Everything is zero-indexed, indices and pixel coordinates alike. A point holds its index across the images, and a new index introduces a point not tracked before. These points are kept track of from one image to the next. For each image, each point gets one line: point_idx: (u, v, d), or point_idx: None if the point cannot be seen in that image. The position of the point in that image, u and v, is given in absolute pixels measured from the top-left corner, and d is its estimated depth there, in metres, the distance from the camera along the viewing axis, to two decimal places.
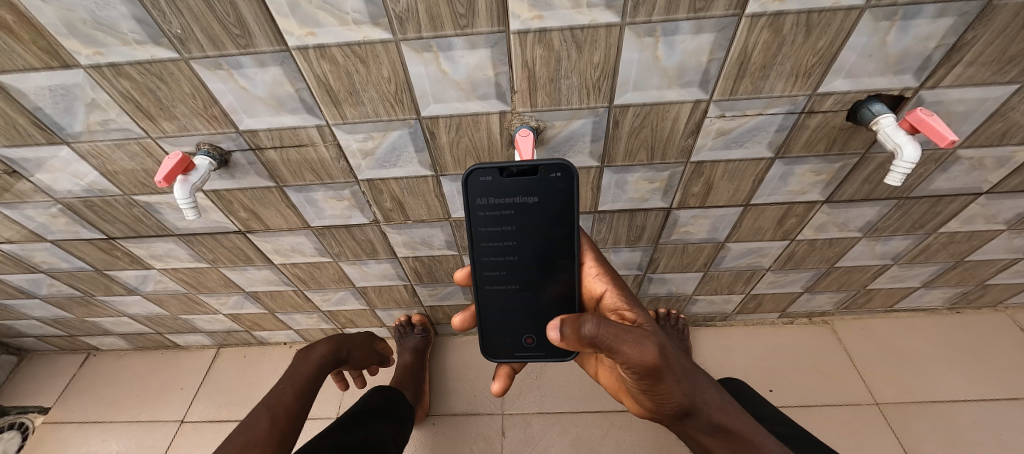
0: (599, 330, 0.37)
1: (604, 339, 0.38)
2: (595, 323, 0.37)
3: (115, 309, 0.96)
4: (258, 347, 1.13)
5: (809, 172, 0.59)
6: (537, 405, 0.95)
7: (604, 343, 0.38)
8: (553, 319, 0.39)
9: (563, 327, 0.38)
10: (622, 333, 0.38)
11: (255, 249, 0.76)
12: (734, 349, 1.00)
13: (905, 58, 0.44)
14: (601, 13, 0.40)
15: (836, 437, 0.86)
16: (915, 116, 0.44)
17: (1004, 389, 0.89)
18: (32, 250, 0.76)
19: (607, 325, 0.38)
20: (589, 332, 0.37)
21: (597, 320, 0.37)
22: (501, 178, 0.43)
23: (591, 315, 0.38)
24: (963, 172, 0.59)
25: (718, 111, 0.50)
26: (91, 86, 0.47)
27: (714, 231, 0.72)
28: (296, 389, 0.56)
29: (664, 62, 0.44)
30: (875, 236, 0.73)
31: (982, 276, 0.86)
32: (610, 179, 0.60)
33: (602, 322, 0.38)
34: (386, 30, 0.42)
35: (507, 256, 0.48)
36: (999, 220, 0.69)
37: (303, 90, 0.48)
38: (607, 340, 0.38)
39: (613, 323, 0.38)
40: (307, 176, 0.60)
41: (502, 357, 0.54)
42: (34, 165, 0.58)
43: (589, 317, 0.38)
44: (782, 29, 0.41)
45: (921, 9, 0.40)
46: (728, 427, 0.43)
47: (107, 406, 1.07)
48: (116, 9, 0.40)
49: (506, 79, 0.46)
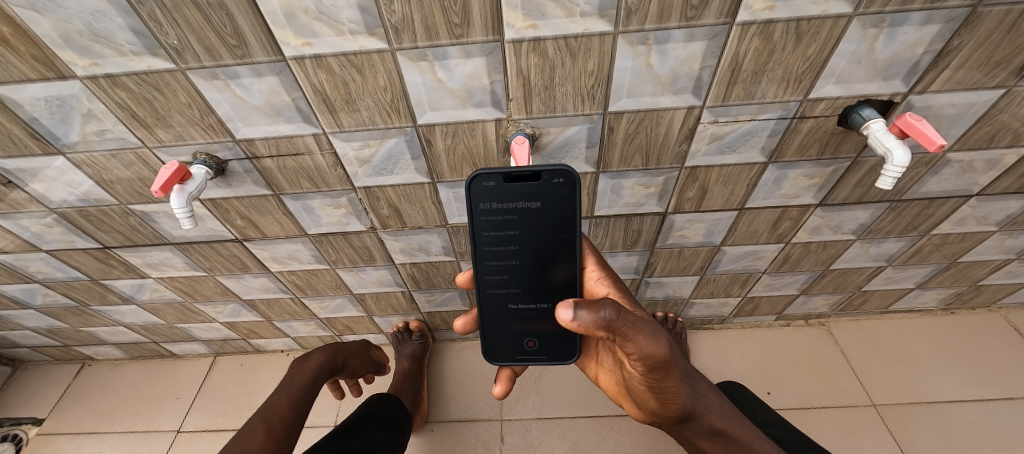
0: (618, 316, 0.37)
1: (619, 325, 0.37)
2: (614, 308, 0.37)
3: (110, 318, 0.95)
4: (255, 355, 1.12)
5: (802, 176, 0.60)
6: (536, 410, 0.95)
7: (619, 330, 0.37)
8: (567, 300, 0.38)
9: (578, 308, 0.37)
10: (638, 323, 0.37)
11: (252, 257, 0.76)
12: (731, 352, 1.00)
13: (894, 64, 0.45)
14: (594, 22, 0.40)
15: (835, 439, 0.86)
16: (904, 120, 0.45)
17: (1000, 389, 0.89)
18: (26, 260, 0.76)
19: (625, 313, 0.37)
20: (607, 317, 0.36)
21: (615, 305, 0.37)
22: (505, 183, 0.43)
23: (611, 301, 0.37)
24: (954, 175, 0.60)
25: (711, 117, 0.50)
26: (87, 96, 0.48)
27: (709, 235, 0.72)
28: (291, 399, 0.55)
29: (656, 69, 0.45)
30: (869, 238, 0.73)
31: (977, 277, 0.87)
32: (605, 185, 0.61)
33: (620, 309, 0.37)
34: (381, 40, 0.42)
35: (509, 260, 0.48)
36: (990, 221, 0.70)
37: (300, 99, 0.48)
38: (622, 328, 0.37)
39: (629, 312, 0.37)
40: (304, 183, 0.60)
41: (502, 361, 0.54)
42: (29, 175, 0.58)
43: (608, 302, 0.37)
44: (772, 36, 0.42)
45: (908, 16, 0.40)
46: (727, 432, 0.44)
47: (102, 416, 1.06)
48: (112, 20, 0.40)
49: (501, 87, 0.47)
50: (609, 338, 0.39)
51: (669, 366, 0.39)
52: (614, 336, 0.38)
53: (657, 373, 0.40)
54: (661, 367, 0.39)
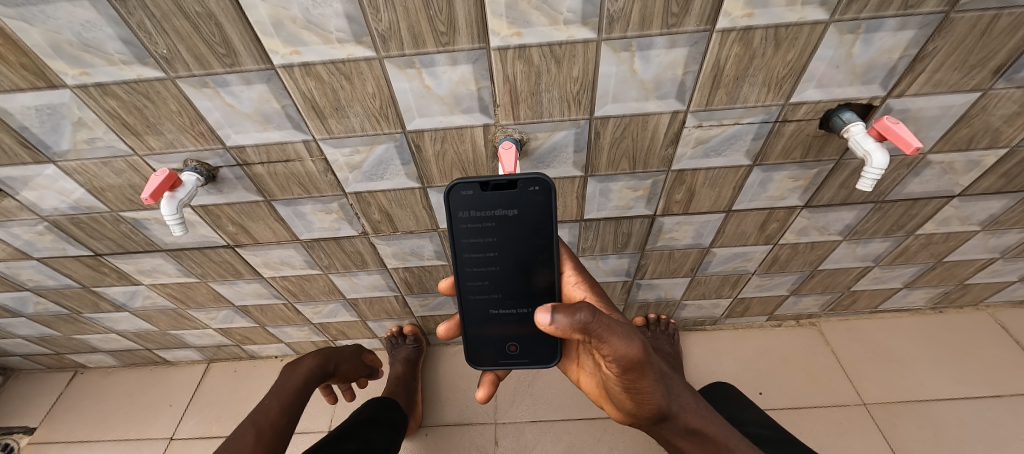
0: (594, 318, 0.37)
1: (594, 327, 0.37)
2: (589, 311, 0.37)
3: (102, 326, 0.95)
4: (249, 361, 1.12)
5: (788, 178, 0.61)
6: (529, 414, 0.95)
7: (594, 332, 0.38)
8: (545, 304, 0.38)
9: (555, 312, 0.38)
10: (613, 325, 0.38)
11: (245, 263, 0.77)
12: (724, 352, 1.01)
13: (871, 69, 0.46)
14: (578, 30, 0.41)
15: (825, 439, 0.87)
16: (882, 123, 0.46)
17: (988, 387, 0.90)
18: (18, 268, 0.76)
19: (600, 315, 0.37)
20: (583, 320, 0.37)
21: (591, 308, 0.37)
22: (483, 191, 0.44)
23: (586, 304, 0.38)
24: (935, 176, 0.61)
25: (695, 121, 0.51)
26: (78, 105, 0.48)
27: (699, 237, 0.73)
28: (282, 404, 0.55)
29: (640, 75, 0.46)
30: (855, 239, 0.74)
31: (963, 276, 0.88)
32: (594, 188, 0.61)
33: (595, 311, 0.37)
34: (369, 48, 0.42)
35: (489, 266, 0.48)
36: (973, 220, 0.71)
37: (290, 106, 0.49)
38: (597, 329, 0.38)
39: (604, 314, 0.38)
40: (295, 190, 0.61)
41: (486, 365, 0.54)
42: (20, 184, 0.58)
43: (584, 305, 0.37)
44: (752, 43, 0.43)
45: (883, 23, 0.42)
46: (703, 431, 0.45)
47: (94, 424, 1.05)
48: (103, 30, 0.41)
49: (488, 93, 0.48)
50: (586, 340, 0.40)
51: (643, 367, 0.39)
52: (590, 338, 0.39)
53: (631, 374, 0.40)
54: (636, 367, 0.39)
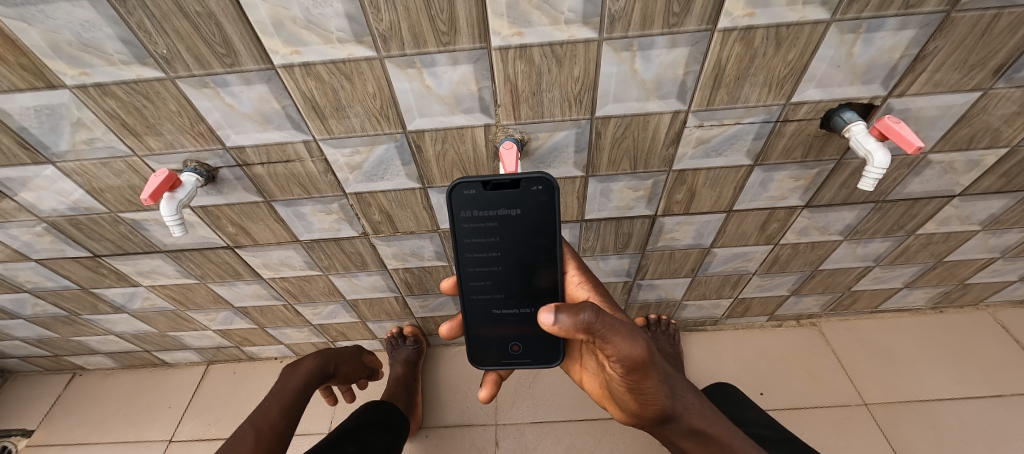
0: (597, 318, 0.37)
1: (598, 327, 0.37)
2: (593, 311, 0.37)
3: (101, 328, 0.94)
4: (248, 362, 1.12)
5: (788, 178, 0.61)
6: (530, 415, 0.95)
7: (598, 332, 0.38)
8: (548, 304, 0.38)
9: (558, 312, 0.37)
10: (616, 325, 0.38)
11: (244, 264, 0.76)
12: (724, 353, 1.01)
13: (872, 68, 0.46)
14: (579, 29, 0.41)
15: (826, 439, 0.87)
16: (883, 123, 0.46)
17: (989, 387, 0.90)
18: (16, 269, 0.75)
19: (604, 315, 0.37)
20: (587, 320, 0.37)
21: (595, 308, 0.37)
22: (485, 191, 0.44)
23: (590, 304, 0.37)
24: (936, 175, 0.61)
25: (696, 121, 0.51)
26: (77, 106, 0.48)
27: (699, 237, 0.73)
28: (282, 406, 0.55)
29: (641, 75, 0.46)
30: (855, 238, 0.74)
31: (963, 276, 0.88)
32: (595, 188, 0.61)
33: (599, 311, 0.37)
34: (370, 48, 0.42)
35: (492, 266, 0.48)
36: (973, 220, 0.71)
37: (290, 107, 0.48)
38: (601, 330, 0.37)
39: (607, 314, 0.38)
40: (295, 190, 0.60)
41: (488, 365, 0.54)
42: (18, 184, 0.58)
43: (587, 305, 0.37)
44: (753, 42, 0.43)
45: (883, 22, 0.42)
46: (707, 432, 0.45)
47: (93, 427, 1.05)
48: (102, 30, 0.40)
49: (489, 93, 0.47)
50: (589, 340, 0.40)
51: (647, 367, 0.39)
52: (594, 339, 0.39)
53: (635, 374, 0.40)
54: (639, 368, 0.39)
